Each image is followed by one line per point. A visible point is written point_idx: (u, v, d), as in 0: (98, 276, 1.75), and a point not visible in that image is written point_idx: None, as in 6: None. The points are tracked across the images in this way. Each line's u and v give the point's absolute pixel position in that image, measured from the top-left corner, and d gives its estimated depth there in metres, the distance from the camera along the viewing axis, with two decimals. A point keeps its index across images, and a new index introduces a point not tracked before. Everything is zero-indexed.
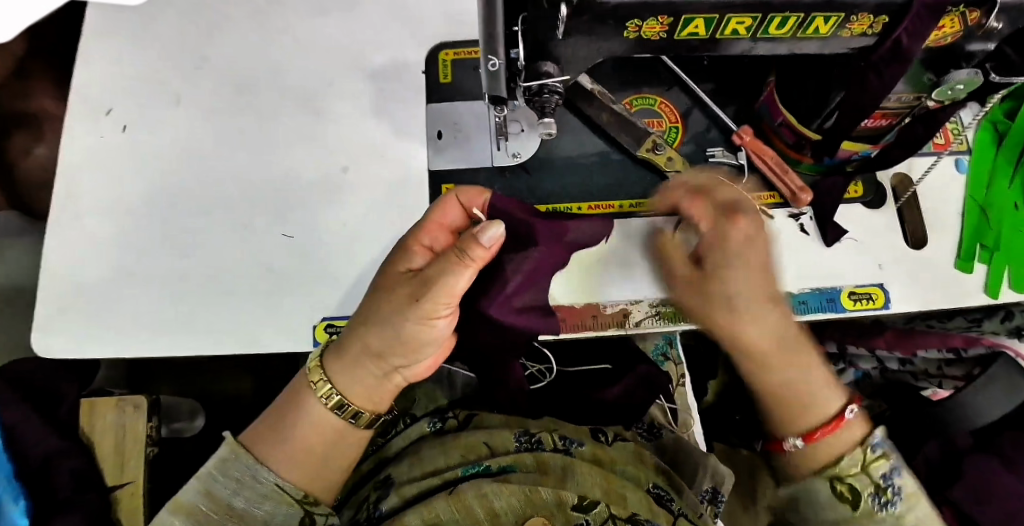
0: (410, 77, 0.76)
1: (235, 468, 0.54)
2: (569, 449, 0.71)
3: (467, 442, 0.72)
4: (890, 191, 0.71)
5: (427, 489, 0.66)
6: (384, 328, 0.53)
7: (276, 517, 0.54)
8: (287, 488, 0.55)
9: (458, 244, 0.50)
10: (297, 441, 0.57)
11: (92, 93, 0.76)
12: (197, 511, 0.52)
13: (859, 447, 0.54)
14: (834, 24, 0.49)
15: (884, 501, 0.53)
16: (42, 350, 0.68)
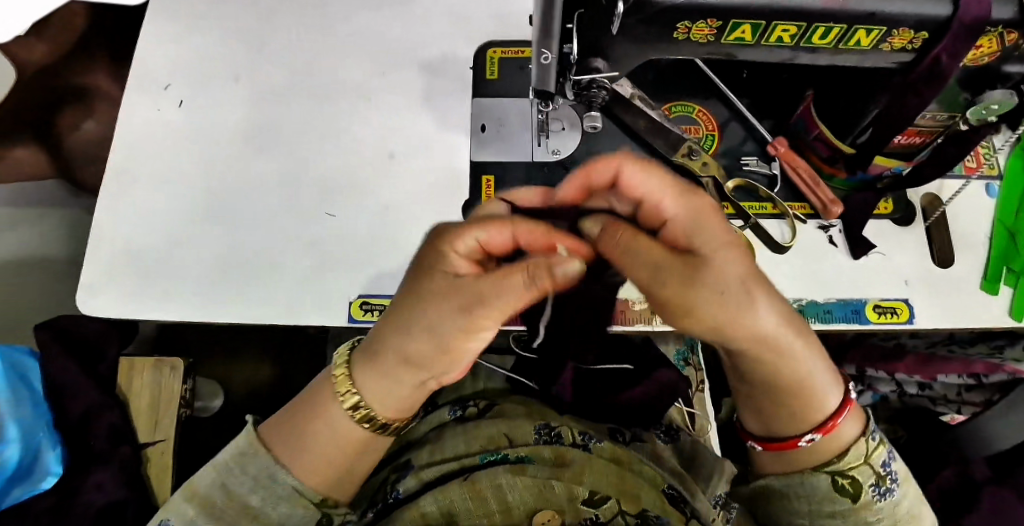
0: (458, 72, 0.79)
1: (252, 464, 0.50)
2: (587, 444, 0.69)
3: (488, 433, 0.71)
4: (919, 210, 0.72)
5: (446, 473, 0.67)
6: (403, 332, 0.43)
7: (292, 519, 0.50)
8: (305, 491, 0.50)
9: (528, 266, 0.37)
10: (319, 450, 0.50)
11: (153, 69, 0.80)
12: (213, 503, 0.49)
13: (863, 439, 0.49)
14: (876, 37, 0.51)
15: (883, 490, 0.49)
16: (88, 308, 0.71)
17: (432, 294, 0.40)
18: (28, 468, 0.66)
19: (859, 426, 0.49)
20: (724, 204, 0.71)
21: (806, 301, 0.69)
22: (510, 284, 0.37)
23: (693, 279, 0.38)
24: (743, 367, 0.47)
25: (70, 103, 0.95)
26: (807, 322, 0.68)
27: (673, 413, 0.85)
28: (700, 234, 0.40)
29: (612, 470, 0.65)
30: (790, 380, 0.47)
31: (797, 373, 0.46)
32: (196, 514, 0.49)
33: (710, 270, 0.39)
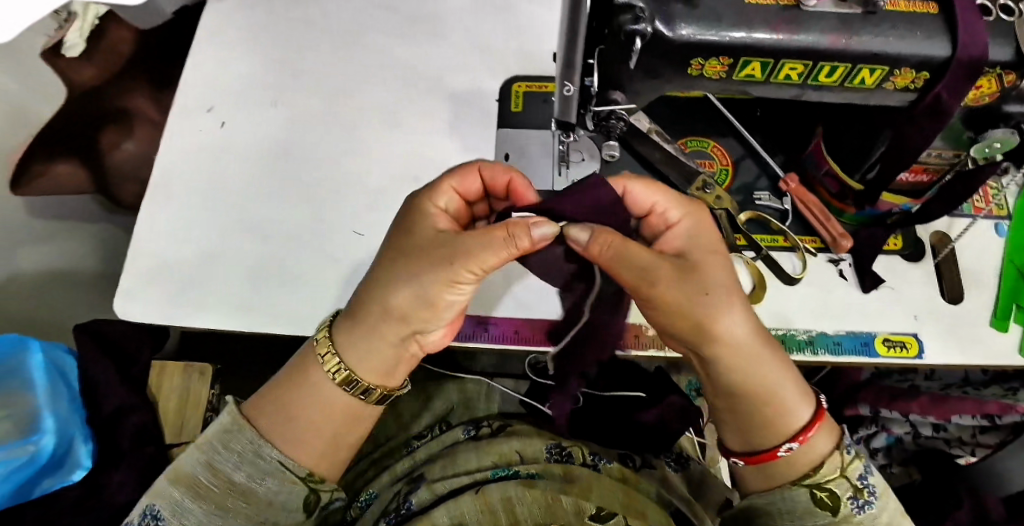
0: (484, 104, 0.84)
1: (236, 440, 0.54)
2: (597, 464, 0.73)
3: (501, 450, 0.73)
4: (928, 247, 0.74)
5: (456, 486, 0.69)
6: (410, 289, 0.53)
7: (280, 495, 0.54)
8: (289, 466, 0.54)
9: (508, 226, 0.51)
10: (307, 421, 0.55)
11: (198, 93, 0.86)
12: (199, 483, 0.53)
13: (836, 452, 0.54)
14: (879, 76, 0.54)
15: (862, 502, 0.52)
16: (125, 312, 0.74)
17: (432, 251, 0.52)
18: (62, 457, 0.73)
19: (834, 440, 0.55)
20: (736, 235, 0.73)
21: (815, 332, 0.70)
22: (492, 238, 0.51)
23: (680, 283, 0.52)
24: (716, 373, 0.56)
25: (112, 125, 1.00)
26: (817, 353, 0.70)
27: (684, 442, 0.85)
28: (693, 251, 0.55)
29: (619, 486, 0.68)
30: (755, 387, 0.55)
31: (764, 380, 0.55)
32: (182, 494, 0.52)
33: (694, 277, 0.52)
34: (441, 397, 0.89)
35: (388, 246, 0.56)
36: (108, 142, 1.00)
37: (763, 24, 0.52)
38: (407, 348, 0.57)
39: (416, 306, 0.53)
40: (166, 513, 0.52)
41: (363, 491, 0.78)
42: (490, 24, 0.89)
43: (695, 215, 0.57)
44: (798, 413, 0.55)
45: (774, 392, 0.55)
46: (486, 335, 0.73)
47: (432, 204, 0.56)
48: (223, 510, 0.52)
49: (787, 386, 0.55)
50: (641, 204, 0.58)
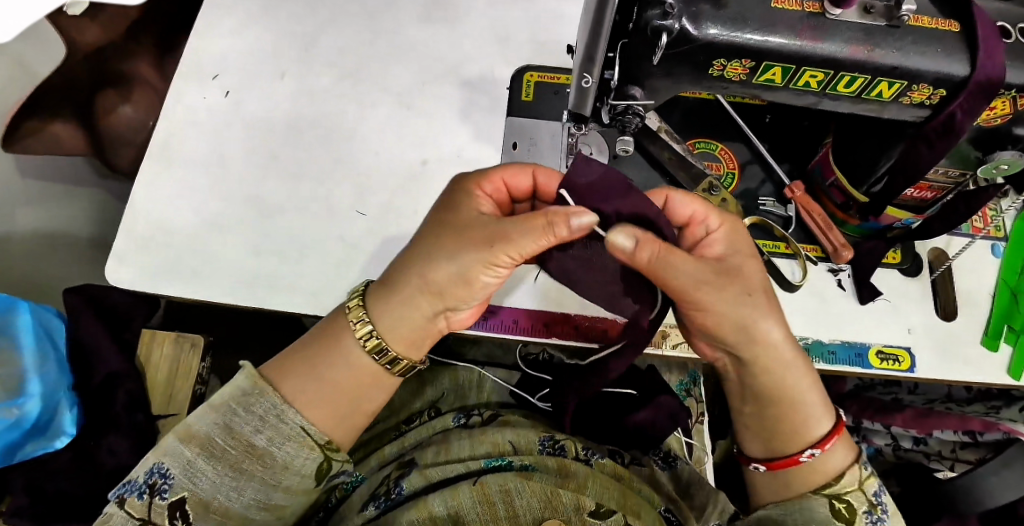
0: (496, 90, 0.83)
1: (257, 404, 0.54)
2: (590, 459, 0.75)
3: (494, 439, 0.75)
4: (926, 263, 0.75)
5: (453, 474, 0.71)
6: (448, 263, 0.55)
7: (298, 459, 0.55)
8: (312, 433, 0.55)
9: (548, 215, 0.52)
10: (329, 388, 0.57)
11: (204, 60, 0.84)
12: (215, 444, 0.53)
13: (854, 465, 0.57)
14: (897, 90, 0.55)
15: (876, 517, 0.55)
16: (118, 279, 0.73)
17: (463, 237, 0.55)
18: (46, 422, 0.73)
19: (851, 456, 0.57)
20: None
21: (811, 340, 0.71)
22: (532, 224, 0.52)
23: (720, 286, 0.53)
24: (750, 381, 0.58)
25: (112, 87, 0.97)
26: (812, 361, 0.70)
27: (672, 441, 0.85)
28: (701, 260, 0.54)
29: (615, 485, 0.71)
30: (784, 394, 0.57)
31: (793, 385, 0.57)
32: (197, 455, 0.53)
33: (734, 280, 0.54)
34: (432, 385, 0.89)
35: (432, 222, 0.58)
36: (106, 107, 0.96)
37: (786, 29, 0.52)
38: (435, 322, 0.59)
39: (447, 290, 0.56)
40: (176, 473, 0.52)
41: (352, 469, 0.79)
42: (506, 11, 0.88)
43: (730, 225, 0.58)
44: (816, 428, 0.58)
45: (801, 404, 0.58)
46: (484, 325, 0.72)
47: (476, 187, 0.59)
48: (239, 472, 0.53)
49: (811, 401, 0.58)
50: (681, 214, 0.60)
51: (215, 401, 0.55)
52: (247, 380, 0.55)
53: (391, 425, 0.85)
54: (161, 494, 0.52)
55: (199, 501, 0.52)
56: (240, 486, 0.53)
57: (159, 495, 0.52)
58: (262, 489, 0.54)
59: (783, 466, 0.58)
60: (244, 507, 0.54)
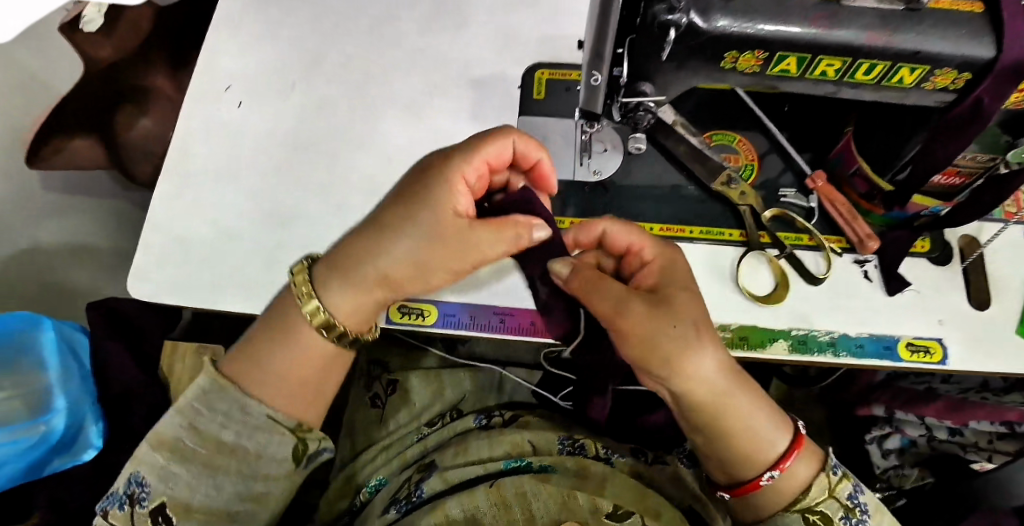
0: (506, 90, 0.82)
1: (220, 403, 0.56)
2: (609, 459, 0.75)
3: (512, 439, 0.77)
4: (956, 252, 0.72)
5: (471, 476, 0.73)
6: (365, 243, 0.57)
7: (270, 446, 0.57)
8: (279, 419, 0.57)
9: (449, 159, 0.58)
10: (282, 365, 0.58)
11: (217, 73, 0.85)
12: (186, 448, 0.55)
13: (821, 474, 0.57)
14: (918, 75, 0.52)
15: (855, 521, 0.56)
16: (144, 293, 0.75)
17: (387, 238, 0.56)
18: (72, 438, 0.79)
19: (817, 460, 0.58)
20: (760, 232, 0.73)
21: (837, 334, 0.69)
22: (438, 169, 0.57)
23: (654, 312, 0.53)
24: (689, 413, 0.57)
25: (130, 101, 0.96)
26: (838, 355, 0.69)
27: None
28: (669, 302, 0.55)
29: (637, 487, 0.70)
30: (728, 423, 0.56)
31: (739, 409, 0.56)
32: (169, 460, 0.55)
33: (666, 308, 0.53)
34: (452, 386, 0.89)
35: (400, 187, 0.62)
36: (127, 121, 0.96)
37: (800, 18, 0.50)
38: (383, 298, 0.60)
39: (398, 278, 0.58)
40: (153, 479, 0.54)
41: (377, 471, 0.81)
42: (515, 9, 0.87)
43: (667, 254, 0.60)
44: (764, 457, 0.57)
45: (748, 428, 0.57)
46: (502, 328, 0.72)
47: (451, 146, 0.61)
48: (213, 470, 0.55)
49: (757, 421, 0.57)
50: (619, 244, 0.62)
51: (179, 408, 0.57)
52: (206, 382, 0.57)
53: (413, 425, 0.86)
54: (141, 502, 0.54)
55: (179, 503, 0.54)
56: (216, 481, 0.55)
57: (138, 504, 0.55)
58: (240, 482, 0.56)
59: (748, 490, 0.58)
60: (227, 500, 0.56)
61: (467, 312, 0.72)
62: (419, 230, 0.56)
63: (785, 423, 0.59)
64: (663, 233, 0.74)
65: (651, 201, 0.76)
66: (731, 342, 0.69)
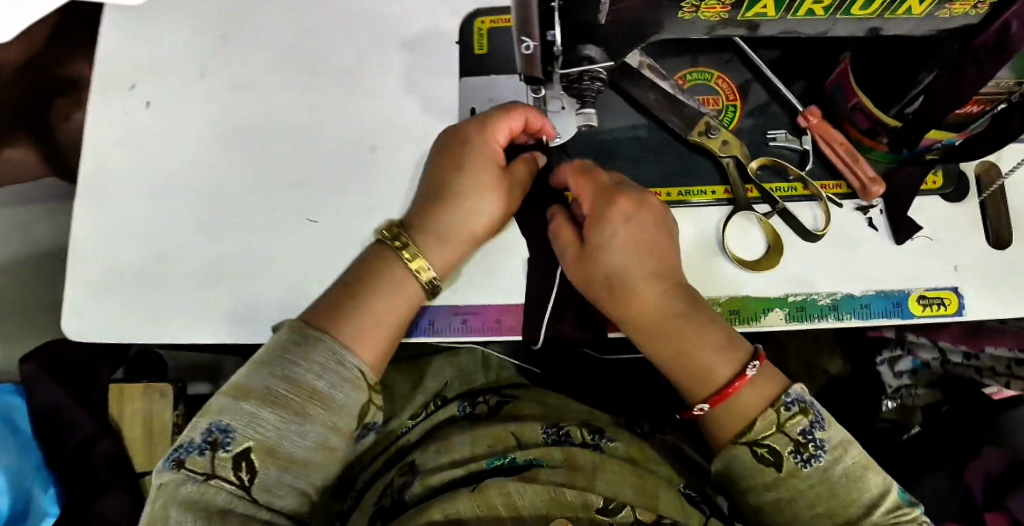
0: (444, 48, 0.71)
1: (314, 354, 0.51)
2: (598, 444, 0.72)
3: (494, 433, 0.72)
4: (973, 183, 0.64)
5: (452, 478, 0.68)
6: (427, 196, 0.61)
7: (352, 401, 0.51)
8: (366, 374, 0.52)
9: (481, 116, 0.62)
10: (369, 318, 0.54)
11: (115, 67, 0.73)
12: (276, 395, 0.49)
13: (770, 409, 0.53)
14: (931, 3, 0.41)
15: (806, 457, 0.51)
16: (75, 331, 0.68)
17: (449, 175, 0.61)
18: (24, 509, 0.75)
19: (778, 385, 0.55)
20: (747, 186, 0.64)
21: (840, 295, 0.62)
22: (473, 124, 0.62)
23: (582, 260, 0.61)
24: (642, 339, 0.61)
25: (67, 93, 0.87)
26: (842, 319, 0.61)
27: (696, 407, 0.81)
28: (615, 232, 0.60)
29: (625, 470, 0.68)
30: (669, 349, 0.59)
31: (678, 334, 0.58)
32: (258, 406, 0.48)
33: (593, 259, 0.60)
34: (433, 375, 0.84)
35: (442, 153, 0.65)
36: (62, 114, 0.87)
37: None
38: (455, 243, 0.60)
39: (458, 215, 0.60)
40: (238, 427, 0.48)
41: (362, 472, 0.77)
42: None
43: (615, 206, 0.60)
44: (723, 369, 0.56)
45: (693, 357, 0.57)
46: (465, 329, 0.65)
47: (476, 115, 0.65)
48: (302, 419, 0.49)
49: (704, 350, 0.57)
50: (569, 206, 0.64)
51: (256, 358, 0.51)
52: (292, 333, 0.51)
53: (395, 418, 0.81)
54: (225, 447, 0.47)
55: (265, 448, 0.48)
56: (304, 431, 0.49)
57: (222, 448, 0.47)
58: (323, 433, 0.50)
59: (727, 395, 0.55)
60: (308, 452, 0.49)
61: (426, 316, 0.65)
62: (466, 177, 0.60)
63: (735, 351, 0.57)
64: None
65: (622, 162, 0.67)
66: (721, 317, 0.62)
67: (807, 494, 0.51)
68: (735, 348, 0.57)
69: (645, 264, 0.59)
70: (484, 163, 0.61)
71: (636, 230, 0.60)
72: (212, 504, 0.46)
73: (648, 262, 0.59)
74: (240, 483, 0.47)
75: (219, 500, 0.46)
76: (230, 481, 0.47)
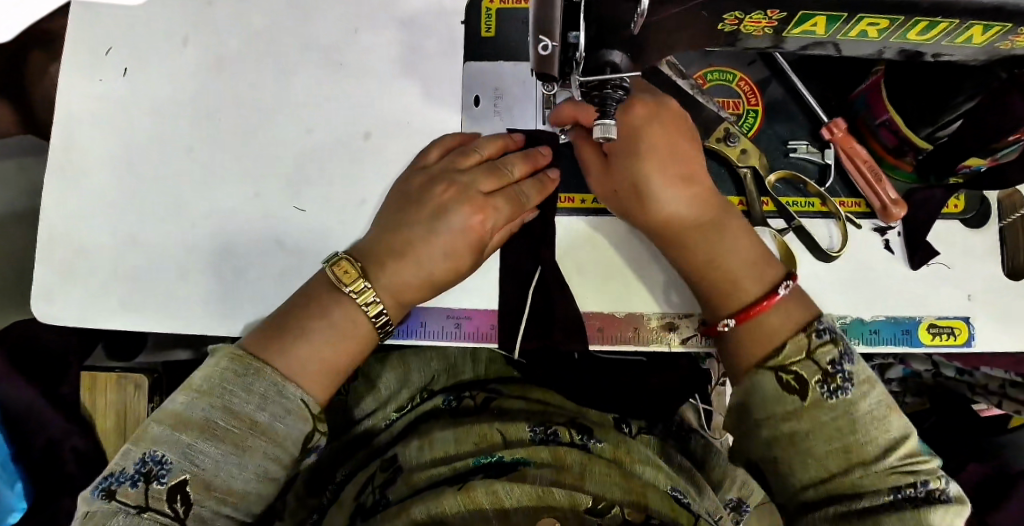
0: (447, 27, 0.66)
1: (256, 382, 0.46)
2: (586, 444, 0.65)
3: (479, 430, 0.66)
4: (995, 208, 0.61)
5: (438, 477, 0.60)
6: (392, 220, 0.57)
7: (296, 430, 0.46)
8: (311, 405, 0.47)
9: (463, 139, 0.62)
10: (316, 344, 0.50)
11: (89, 29, 0.67)
12: (213, 426, 0.44)
13: (801, 333, 0.49)
14: (995, 34, 0.38)
15: (833, 388, 0.47)
16: (48, 317, 0.63)
17: (435, 181, 0.58)
18: None
19: (810, 313, 0.51)
20: (762, 199, 0.61)
21: (849, 320, 0.60)
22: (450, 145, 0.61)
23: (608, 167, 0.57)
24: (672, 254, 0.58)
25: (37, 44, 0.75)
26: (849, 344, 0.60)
27: (689, 412, 0.80)
28: (642, 142, 0.54)
29: (613, 470, 0.61)
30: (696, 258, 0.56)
31: (707, 253, 0.55)
32: (194, 438, 0.43)
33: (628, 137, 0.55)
34: (419, 368, 0.77)
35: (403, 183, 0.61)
36: (38, 71, 0.76)
37: None
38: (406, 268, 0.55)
39: (425, 238, 0.55)
40: (174, 458, 0.43)
41: (341, 468, 0.70)
42: None
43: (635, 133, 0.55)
44: (751, 289, 0.53)
45: (723, 271, 0.54)
46: (459, 334, 0.62)
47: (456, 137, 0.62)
48: (241, 451, 0.44)
49: (733, 266, 0.54)
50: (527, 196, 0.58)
51: (194, 384, 0.45)
52: (235, 361, 0.46)
53: (378, 411, 0.74)
54: (159, 480, 0.42)
55: (201, 481, 0.43)
56: (243, 463, 0.44)
57: (156, 481, 0.42)
58: (265, 464, 0.45)
59: (755, 313, 0.51)
60: (248, 485, 0.44)
61: (419, 318, 0.62)
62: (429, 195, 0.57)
63: (773, 264, 0.54)
64: None
65: None
66: None
67: (829, 426, 0.47)
68: (767, 267, 0.54)
69: (675, 171, 0.55)
70: (470, 182, 0.57)
71: (664, 139, 0.55)
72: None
73: (674, 167, 0.55)
74: (175, 515, 0.42)
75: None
76: (165, 514, 0.42)
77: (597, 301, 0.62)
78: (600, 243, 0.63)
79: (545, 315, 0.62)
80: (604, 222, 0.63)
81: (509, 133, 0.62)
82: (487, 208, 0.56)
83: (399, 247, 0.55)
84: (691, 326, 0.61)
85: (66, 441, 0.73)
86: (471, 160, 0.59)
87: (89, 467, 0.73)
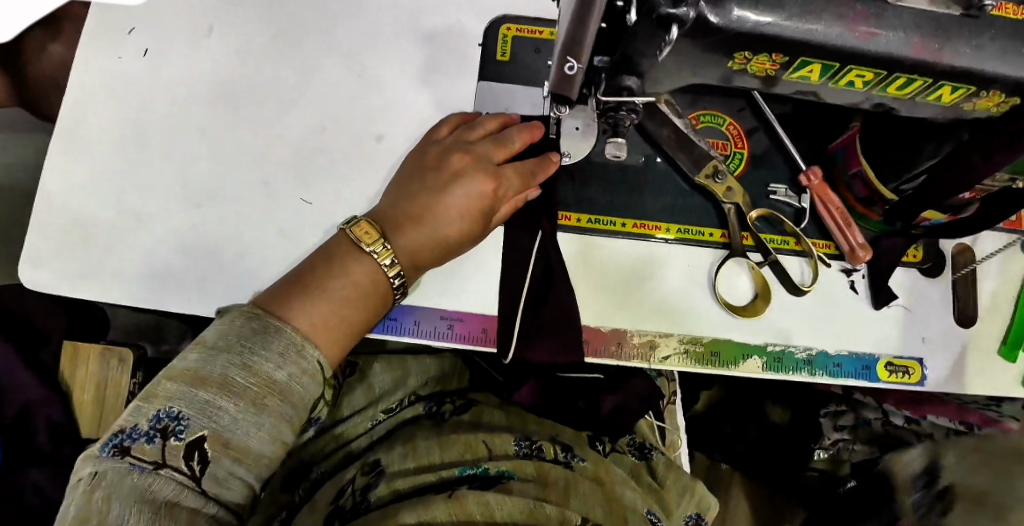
0: (464, 47, 0.70)
1: (276, 342, 0.48)
2: (569, 462, 0.65)
3: (466, 439, 0.66)
4: (949, 261, 0.67)
5: (421, 485, 0.60)
6: (407, 195, 0.61)
7: (309, 393, 0.48)
8: (326, 369, 0.50)
9: (466, 116, 0.66)
10: (338, 298, 0.53)
11: (114, 11, 0.68)
12: (234, 384, 0.45)
13: None
14: (961, 95, 0.44)
15: None
16: (35, 285, 0.63)
17: (447, 151, 0.62)
18: None
19: None
20: (743, 233, 0.66)
21: (816, 352, 0.64)
22: (454, 120, 0.65)
23: None
24: None
25: None
26: (814, 375, 0.64)
27: (643, 427, 0.81)
28: None
29: (598, 490, 0.61)
30: None
31: None
32: (214, 395, 0.44)
33: None
34: (418, 373, 0.77)
35: (411, 160, 0.64)
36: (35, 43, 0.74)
37: (834, 18, 0.41)
38: (423, 232, 0.59)
39: (441, 209, 0.60)
40: (192, 414, 0.43)
41: (318, 465, 0.69)
42: None
43: None
44: None
45: None
46: (450, 335, 0.63)
47: (459, 113, 0.66)
48: (259, 410, 0.45)
49: None
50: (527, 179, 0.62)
51: (210, 341, 0.47)
52: (253, 320, 0.48)
53: (366, 409, 0.73)
54: (177, 436, 0.43)
55: (220, 438, 0.44)
56: (259, 423, 0.46)
57: (173, 437, 0.43)
58: (277, 426, 0.47)
59: None
60: (262, 446, 0.46)
61: (411, 316, 0.63)
62: (445, 169, 0.61)
63: None
64: (637, 231, 0.66)
65: (629, 193, 0.67)
66: (704, 356, 0.64)
67: None
68: None
69: None
70: (482, 154, 0.61)
71: None
72: (158, 496, 0.41)
73: None
74: (191, 473, 0.43)
75: (166, 492, 0.42)
76: (180, 471, 0.43)
77: (591, 314, 0.64)
78: (590, 261, 0.65)
79: (533, 324, 0.63)
80: (596, 242, 0.66)
81: (508, 114, 0.67)
82: (498, 178, 0.61)
83: (411, 214, 0.59)
84: (672, 346, 0.64)
85: (42, 409, 0.73)
86: (479, 136, 0.63)
87: (60, 441, 0.73)
